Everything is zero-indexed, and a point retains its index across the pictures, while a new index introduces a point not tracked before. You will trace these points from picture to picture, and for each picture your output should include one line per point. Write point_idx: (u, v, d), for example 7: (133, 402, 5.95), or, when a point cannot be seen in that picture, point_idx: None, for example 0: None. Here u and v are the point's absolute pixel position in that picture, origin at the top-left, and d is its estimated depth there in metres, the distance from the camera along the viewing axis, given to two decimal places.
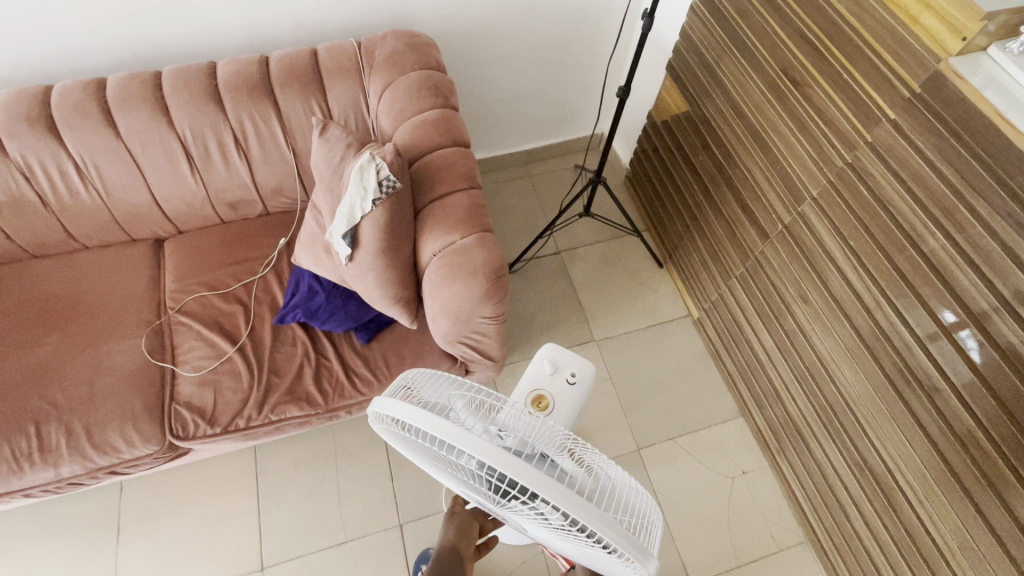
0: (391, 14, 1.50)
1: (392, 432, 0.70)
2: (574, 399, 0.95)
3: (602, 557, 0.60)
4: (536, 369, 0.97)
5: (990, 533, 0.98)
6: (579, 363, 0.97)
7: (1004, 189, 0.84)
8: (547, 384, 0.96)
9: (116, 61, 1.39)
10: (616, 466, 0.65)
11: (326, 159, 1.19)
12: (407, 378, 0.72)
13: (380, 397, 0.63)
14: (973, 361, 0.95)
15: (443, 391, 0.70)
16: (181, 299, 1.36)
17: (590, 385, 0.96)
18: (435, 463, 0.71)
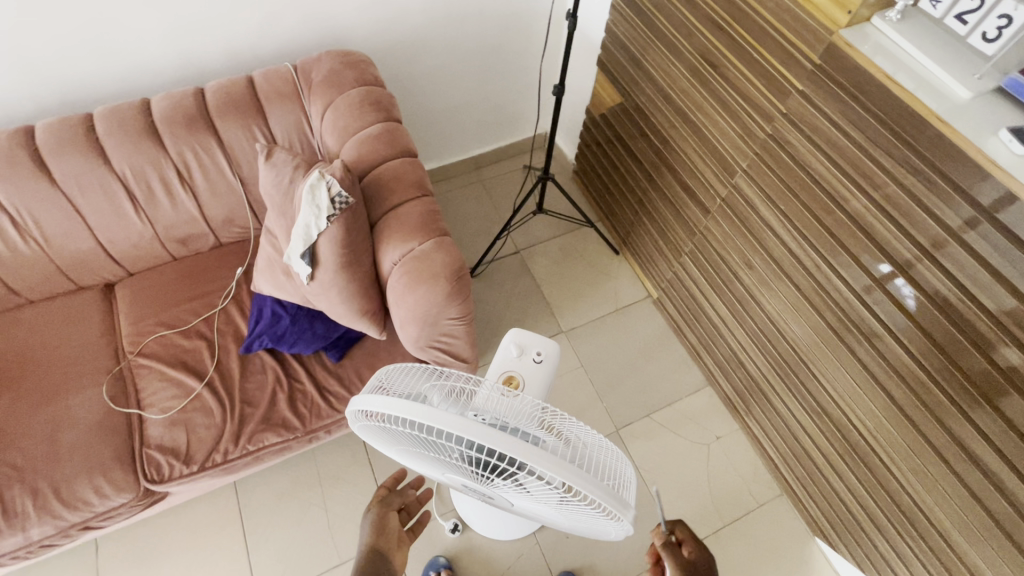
0: (323, 34, 1.51)
1: (373, 427, 0.72)
2: (543, 377, 0.98)
3: (584, 514, 0.66)
4: (504, 353, 1.00)
5: (933, 452, 1.08)
6: (544, 343, 1.00)
7: (903, 142, 0.94)
8: (516, 366, 0.99)
9: (41, 108, 1.34)
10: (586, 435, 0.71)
11: (275, 184, 1.20)
12: (382, 375, 0.75)
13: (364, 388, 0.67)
14: (900, 301, 1.05)
15: (419, 382, 0.73)
16: (139, 341, 1.32)
17: (557, 363, 1.00)
18: (417, 453, 0.74)
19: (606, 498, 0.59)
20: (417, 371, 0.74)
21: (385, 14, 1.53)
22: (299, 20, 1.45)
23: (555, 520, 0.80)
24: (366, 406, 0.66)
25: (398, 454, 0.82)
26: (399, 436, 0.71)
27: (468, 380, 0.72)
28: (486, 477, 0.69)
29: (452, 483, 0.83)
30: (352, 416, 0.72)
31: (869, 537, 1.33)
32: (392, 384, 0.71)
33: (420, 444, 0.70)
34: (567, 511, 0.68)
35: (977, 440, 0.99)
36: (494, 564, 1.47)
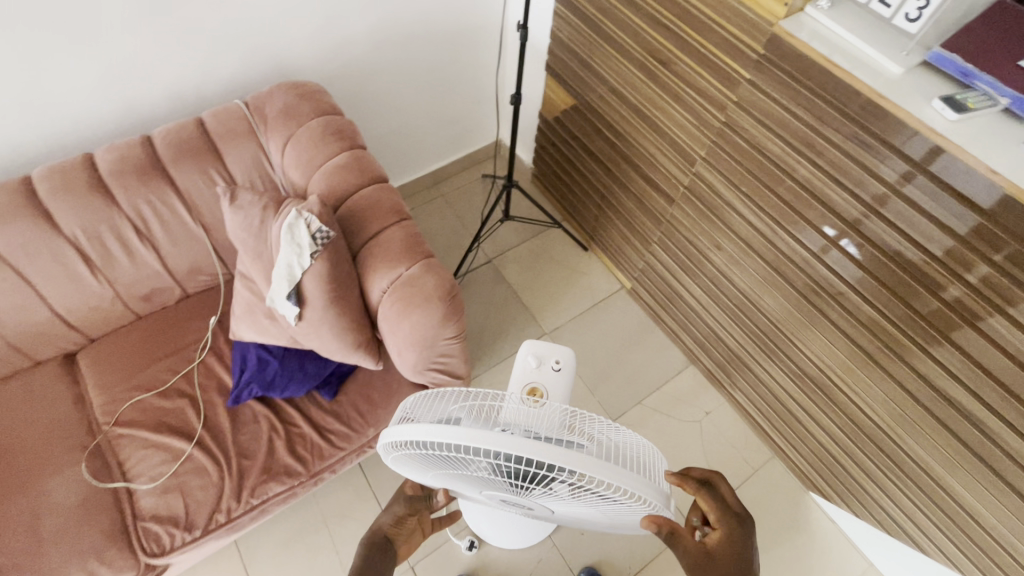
0: (268, 67, 1.47)
1: (406, 457, 0.73)
2: (563, 385, 1.02)
3: (625, 511, 0.67)
4: (523, 365, 1.03)
5: (909, 397, 1.18)
6: (561, 351, 1.04)
7: (847, 117, 1.02)
8: (536, 376, 1.02)
9: None
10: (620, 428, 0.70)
11: (245, 226, 1.16)
12: (406, 407, 0.75)
13: (393, 426, 0.67)
14: (855, 258, 1.14)
15: (442, 405, 0.73)
16: (114, 410, 1.24)
17: (575, 370, 1.04)
18: (453, 475, 0.74)
19: (649, 493, 0.60)
20: (438, 394, 0.75)
21: (330, 40, 1.51)
22: (241, 55, 1.41)
23: (593, 520, 0.81)
24: (395, 436, 0.66)
25: (430, 478, 0.83)
26: (431, 461, 0.72)
27: (492, 397, 0.72)
28: (521, 489, 0.70)
29: (487, 498, 0.84)
30: (381, 449, 0.73)
31: (860, 484, 1.43)
32: (418, 414, 0.72)
33: (452, 465, 0.71)
34: (605, 510, 0.69)
35: (946, 380, 1.09)
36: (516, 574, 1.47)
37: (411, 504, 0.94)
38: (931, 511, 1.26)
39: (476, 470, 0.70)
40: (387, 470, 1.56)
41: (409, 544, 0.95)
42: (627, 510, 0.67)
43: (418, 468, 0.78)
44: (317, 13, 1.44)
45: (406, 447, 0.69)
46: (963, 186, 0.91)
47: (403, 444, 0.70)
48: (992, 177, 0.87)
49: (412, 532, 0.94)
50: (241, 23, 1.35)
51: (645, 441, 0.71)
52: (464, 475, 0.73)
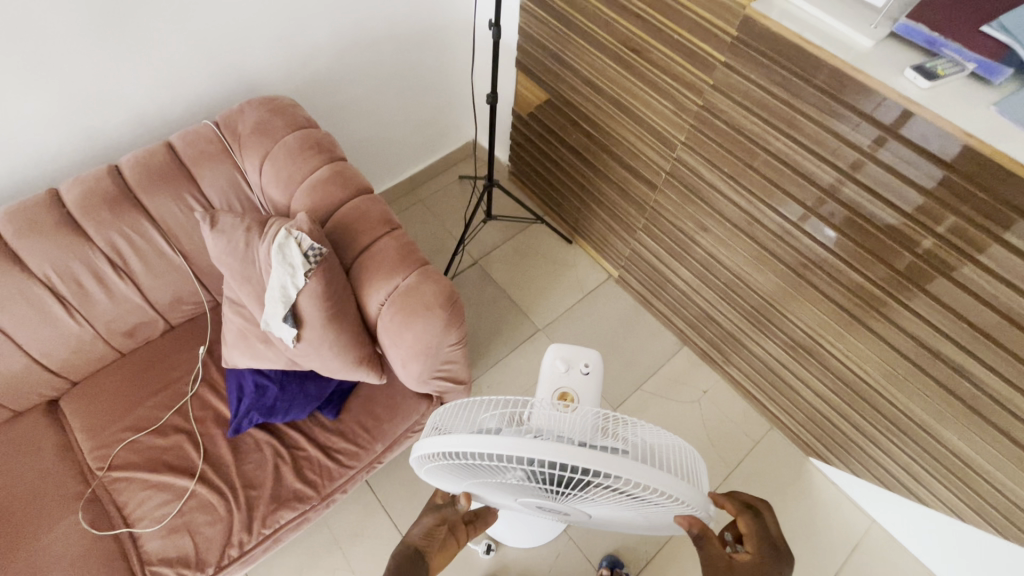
0: (234, 83, 1.43)
1: (442, 467, 0.75)
2: (592, 387, 1.11)
3: (661, 510, 0.67)
4: (553, 370, 1.12)
5: (901, 356, 1.21)
6: (588, 356, 1.14)
7: (821, 93, 1.05)
8: (566, 380, 1.11)
9: None
10: (650, 429, 0.71)
11: (229, 250, 1.12)
12: (439, 419, 0.78)
13: (428, 439, 0.70)
14: (831, 223, 1.18)
15: (473, 416, 0.76)
16: (106, 454, 1.19)
17: (602, 372, 1.13)
18: (487, 482, 0.76)
19: (681, 492, 0.60)
20: (469, 405, 0.77)
21: (296, 51, 1.47)
22: (205, 73, 1.36)
23: (628, 520, 0.82)
24: (429, 447, 0.69)
25: (464, 485, 0.85)
26: (465, 469, 0.74)
27: (520, 404, 0.74)
28: (555, 494, 0.71)
29: (522, 504, 0.85)
30: (417, 462, 0.76)
31: (858, 445, 1.48)
32: (451, 426, 0.75)
33: (486, 473, 0.73)
34: (640, 510, 0.70)
35: (935, 337, 1.12)
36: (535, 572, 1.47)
37: (441, 514, 0.94)
38: (929, 464, 1.31)
39: (510, 477, 0.71)
40: (396, 483, 1.54)
41: (442, 556, 0.93)
42: (663, 509, 0.67)
43: (453, 476, 0.81)
44: (279, 23, 1.39)
45: (440, 458, 0.72)
46: (939, 150, 0.94)
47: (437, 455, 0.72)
48: (964, 139, 0.90)
49: (444, 541, 0.93)
50: (202, 40, 1.30)
51: (679, 440, 0.71)
52: (498, 482, 0.75)
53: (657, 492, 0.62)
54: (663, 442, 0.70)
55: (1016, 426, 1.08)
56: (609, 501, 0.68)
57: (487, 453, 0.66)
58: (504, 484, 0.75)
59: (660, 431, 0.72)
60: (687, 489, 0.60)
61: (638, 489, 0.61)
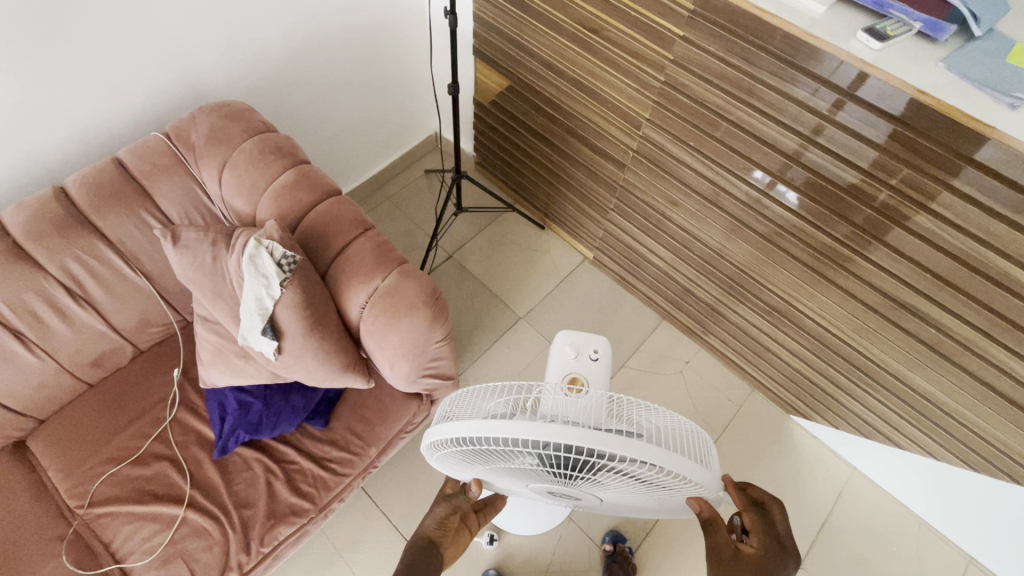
0: (182, 91, 1.36)
1: (452, 453, 0.76)
2: (601, 373, 1.11)
3: (670, 492, 0.68)
4: (563, 355, 1.11)
5: (870, 311, 1.26)
6: (597, 341, 1.13)
7: (779, 61, 1.07)
8: (575, 366, 1.11)
9: None
10: (662, 412, 0.72)
11: (195, 266, 1.07)
12: (449, 406, 0.79)
13: (440, 425, 0.70)
14: (796, 191, 1.21)
15: (483, 402, 0.77)
16: (85, 490, 1.13)
17: (611, 358, 1.13)
18: (496, 466, 0.77)
19: (695, 474, 0.61)
20: (480, 392, 0.78)
21: (245, 54, 1.41)
22: (149, 84, 1.29)
23: (635, 503, 0.82)
24: (438, 433, 0.70)
25: (474, 472, 0.86)
26: (475, 455, 0.75)
27: (531, 388, 0.75)
28: (565, 479, 0.72)
29: (531, 490, 0.86)
30: (427, 449, 0.77)
31: (837, 400, 1.53)
32: (462, 412, 0.75)
33: (496, 459, 0.73)
34: (650, 492, 0.71)
35: (901, 290, 1.17)
36: (539, 557, 1.49)
37: (453, 502, 0.95)
38: (903, 410, 1.38)
39: (520, 463, 0.72)
40: (393, 486, 1.52)
41: (457, 547, 0.93)
42: (673, 491, 0.68)
43: (463, 462, 0.82)
44: (223, 25, 1.33)
45: (452, 445, 0.72)
46: (894, 108, 0.97)
47: (446, 441, 0.73)
48: (916, 96, 0.93)
49: (457, 530, 0.93)
50: (141, 49, 1.23)
51: (689, 423, 0.72)
52: (507, 468, 0.75)
53: (670, 474, 0.62)
54: (674, 424, 0.71)
55: (980, 365, 1.14)
56: (620, 484, 0.69)
57: (496, 438, 0.66)
58: (513, 470, 0.76)
59: (671, 415, 0.72)
60: (696, 470, 0.61)
61: (648, 471, 0.62)
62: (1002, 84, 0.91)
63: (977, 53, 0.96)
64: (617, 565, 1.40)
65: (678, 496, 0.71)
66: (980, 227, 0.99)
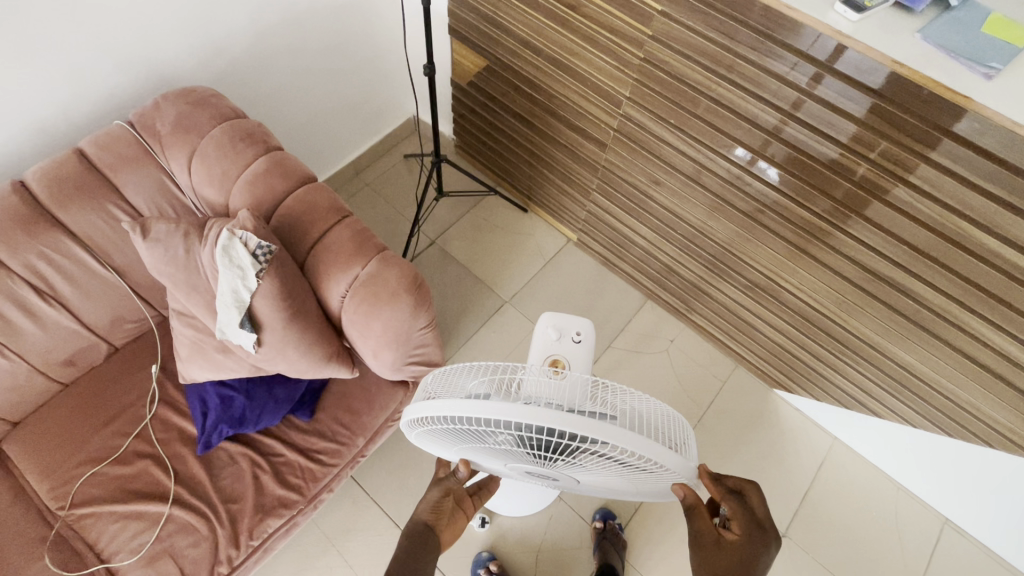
0: (147, 77, 1.31)
1: (433, 430, 0.76)
2: (583, 355, 1.11)
3: (648, 476, 0.69)
4: (544, 337, 1.11)
5: (850, 284, 1.27)
6: (579, 323, 1.12)
7: (757, 34, 1.06)
8: (557, 347, 1.10)
9: None
10: (643, 397, 0.72)
11: (167, 259, 1.04)
12: (430, 384, 0.78)
13: (419, 403, 0.70)
14: (776, 167, 1.21)
15: (464, 382, 0.76)
16: (65, 492, 1.11)
17: (594, 341, 1.12)
18: (478, 446, 0.77)
19: (670, 460, 0.61)
20: (462, 372, 0.78)
21: (208, 37, 1.35)
22: (109, 70, 1.23)
23: (618, 487, 0.83)
24: (417, 411, 0.70)
25: (456, 452, 0.86)
26: (455, 434, 0.75)
27: (513, 368, 0.75)
28: (545, 461, 0.72)
29: (513, 470, 0.86)
30: (406, 426, 0.76)
31: (819, 373, 1.56)
32: (443, 390, 0.75)
33: (476, 439, 0.73)
34: (629, 477, 0.71)
35: (879, 262, 1.18)
36: (530, 536, 1.51)
37: (444, 485, 0.94)
38: (881, 380, 1.41)
39: (500, 444, 0.72)
40: (382, 473, 1.52)
41: (453, 531, 0.92)
42: (650, 475, 0.69)
43: (444, 441, 0.82)
44: (185, 7, 1.27)
45: (433, 423, 0.72)
46: (872, 81, 0.97)
47: (426, 419, 0.73)
48: (894, 68, 0.93)
49: (452, 514, 0.92)
50: (99, 32, 1.17)
51: (670, 408, 0.72)
52: (487, 447, 0.75)
53: (646, 460, 0.62)
54: (654, 410, 0.71)
55: (955, 333, 1.16)
56: (599, 468, 0.69)
57: (474, 418, 0.66)
58: (494, 450, 0.76)
59: (651, 399, 0.73)
60: (672, 457, 0.61)
61: (624, 456, 0.62)
62: (977, 54, 0.91)
63: (954, 23, 0.95)
64: (607, 542, 1.43)
65: (658, 480, 0.71)
66: (956, 198, 1.00)
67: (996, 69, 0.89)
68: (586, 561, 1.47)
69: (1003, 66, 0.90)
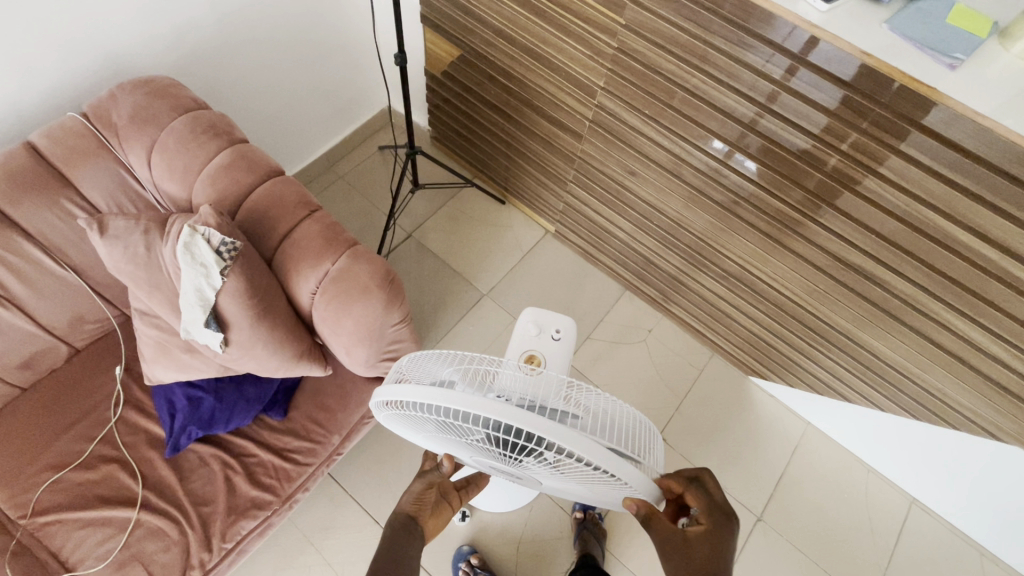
0: (103, 65, 1.25)
1: (401, 414, 0.75)
2: (562, 352, 1.09)
3: (606, 487, 0.69)
4: (523, 332, 1.10)
5: (821, 273, 1.29)
6: (560, 321, 1.11)
7: (730, 24, 1.05)
8: (536, 342, 1.09)
9: None
10: (615, 403, 0.73)
11: (127, 256, 1.00)
12: (403, 366, 0.77)
13: (389, 385, 0.68)
14: (753, 157, 1.22)
15: (439, 368, 0.75)
16: (26, 500, 1.07)
17: (574, 340, 1.10)
18: (446, 436, 0.76)
19: (631, 477, 0.61)
20: (436, 358, 0.77)
21: (167, 24, 1.29)
22: (61, 59, 1.18)
23: (579, 493, 0.83)
24: (386, 396, 0.68)
25: (425, 438, 0.85)
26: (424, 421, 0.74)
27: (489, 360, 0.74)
28: (510, 459, 0.71)
29: (480, 464, 0.85)
30: (375, 407, 0.75)
31: (792, 360, 1.59)
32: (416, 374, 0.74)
33: (446, 428, 0.72)
34: (590, 485, 0.71)
35: (848, 251, 1.20)
36: (511, 528, 1.51)
37: (427, 477, 0.93)
38: (853, 367, 1.43)
39: (468, 437, 0.71)
40: (361, 470, 1.51)
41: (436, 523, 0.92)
42: (610, 486, 0.69)
43: (413, 426, 0.80)
44: None
45: (402, 407, 0.71)
46: (842, 72, 0.98)
47: (396, 402, 0.72)
48: (863, 59, 0.94)
49: (436, 504, 0.91)
50: (48, 19, 1.12)
51: (638, 417, 0.73)
52: (455, 438, 0.74)
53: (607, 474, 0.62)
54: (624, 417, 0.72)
55: (921, 320, 1.19)
56: (561, 471, 0.69)
57: (444, 408, 0.65)
58: (461, 442, 0.75)
59: (622, 406, 0.73)
60: (634, 475, 0.61)
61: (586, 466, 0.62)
62: (942, 45, 0.92)
63: (919, 14, 0.96)
64: (588, 531, 1.44)
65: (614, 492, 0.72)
66: (922, 187, 1.01)
67: (959, 59, 0.90)
68: (567, 551, 1.49)
69: (966, 57, 0.91)
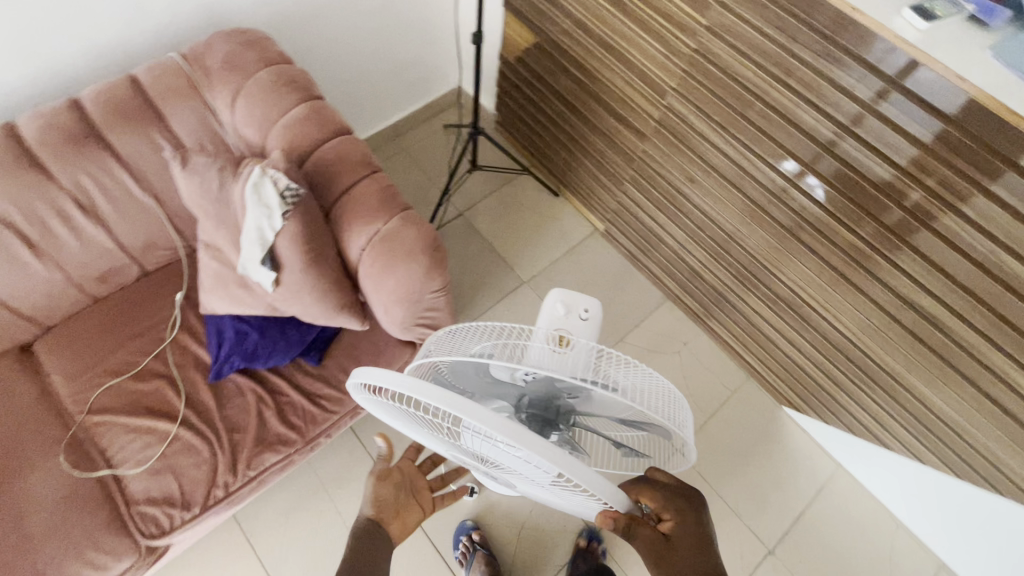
0: (206, 15, 1.35)
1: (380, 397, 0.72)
2: (588, 333, 1.09)
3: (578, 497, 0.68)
4: (553, 311, 1.11)
5: (878, 309, 1.23)
6: (588, 301, 1.11)
7: (819, 36, 1.02)
8: (564, 323, 1.10)
9: None
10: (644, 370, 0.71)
11: (202, 191, 1.08)
12: (428, 349, 0.77)
13: (373, 370, 0.64)
14: (824, 177, 1.17)
15: (467, 343, 0.74)
16: (85, 398, 1.18)
17: (601, 322, 1.10)
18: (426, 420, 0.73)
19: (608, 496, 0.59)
20: (462, 331, 0.76)
21: None
22: (172, 4, 1.28)
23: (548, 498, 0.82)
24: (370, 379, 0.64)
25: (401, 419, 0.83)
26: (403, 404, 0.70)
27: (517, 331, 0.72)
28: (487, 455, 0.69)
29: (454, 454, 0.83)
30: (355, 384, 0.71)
31: (832, 396, 1.52)
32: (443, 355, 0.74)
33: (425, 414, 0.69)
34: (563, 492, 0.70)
35: (912, 289, 1.14)
36: (515, 513, 1.53)
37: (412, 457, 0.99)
38: (898, 413, 1.36)
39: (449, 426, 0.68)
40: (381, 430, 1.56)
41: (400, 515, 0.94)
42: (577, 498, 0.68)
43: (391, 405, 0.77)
44: None
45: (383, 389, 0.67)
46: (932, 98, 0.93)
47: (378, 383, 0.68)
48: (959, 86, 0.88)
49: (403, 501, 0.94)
50: None
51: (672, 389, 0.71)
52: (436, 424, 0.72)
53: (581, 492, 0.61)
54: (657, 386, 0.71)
55: (981, 374, 1.12)
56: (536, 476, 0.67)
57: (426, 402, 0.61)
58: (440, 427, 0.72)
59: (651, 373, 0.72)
60: (610, 494, 0.60)
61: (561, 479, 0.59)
62: None
63: None
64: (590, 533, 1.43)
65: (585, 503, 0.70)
66: (1005, 231, 0.95)
67: None
68: (568, 546, 1.49)
69: None
